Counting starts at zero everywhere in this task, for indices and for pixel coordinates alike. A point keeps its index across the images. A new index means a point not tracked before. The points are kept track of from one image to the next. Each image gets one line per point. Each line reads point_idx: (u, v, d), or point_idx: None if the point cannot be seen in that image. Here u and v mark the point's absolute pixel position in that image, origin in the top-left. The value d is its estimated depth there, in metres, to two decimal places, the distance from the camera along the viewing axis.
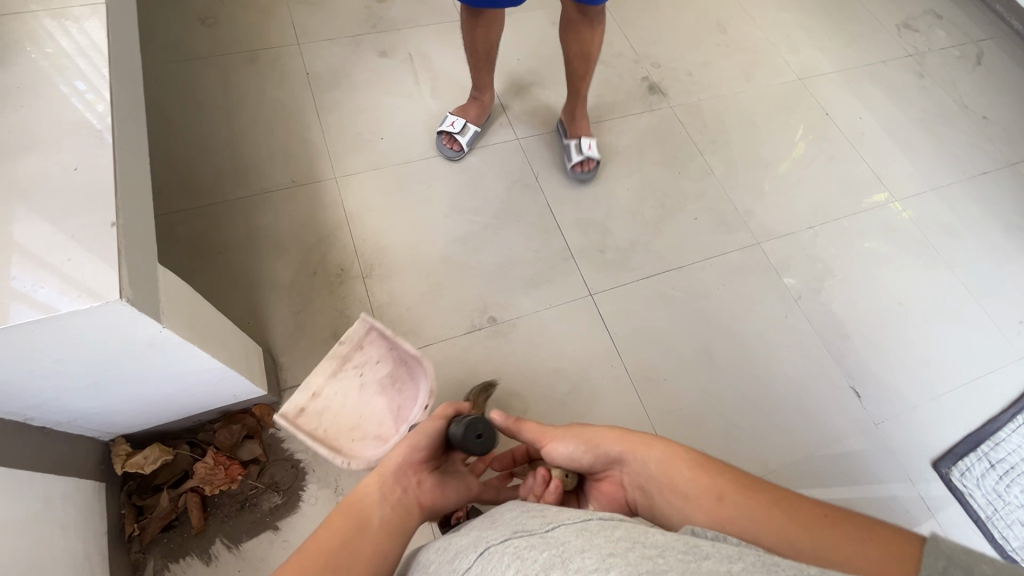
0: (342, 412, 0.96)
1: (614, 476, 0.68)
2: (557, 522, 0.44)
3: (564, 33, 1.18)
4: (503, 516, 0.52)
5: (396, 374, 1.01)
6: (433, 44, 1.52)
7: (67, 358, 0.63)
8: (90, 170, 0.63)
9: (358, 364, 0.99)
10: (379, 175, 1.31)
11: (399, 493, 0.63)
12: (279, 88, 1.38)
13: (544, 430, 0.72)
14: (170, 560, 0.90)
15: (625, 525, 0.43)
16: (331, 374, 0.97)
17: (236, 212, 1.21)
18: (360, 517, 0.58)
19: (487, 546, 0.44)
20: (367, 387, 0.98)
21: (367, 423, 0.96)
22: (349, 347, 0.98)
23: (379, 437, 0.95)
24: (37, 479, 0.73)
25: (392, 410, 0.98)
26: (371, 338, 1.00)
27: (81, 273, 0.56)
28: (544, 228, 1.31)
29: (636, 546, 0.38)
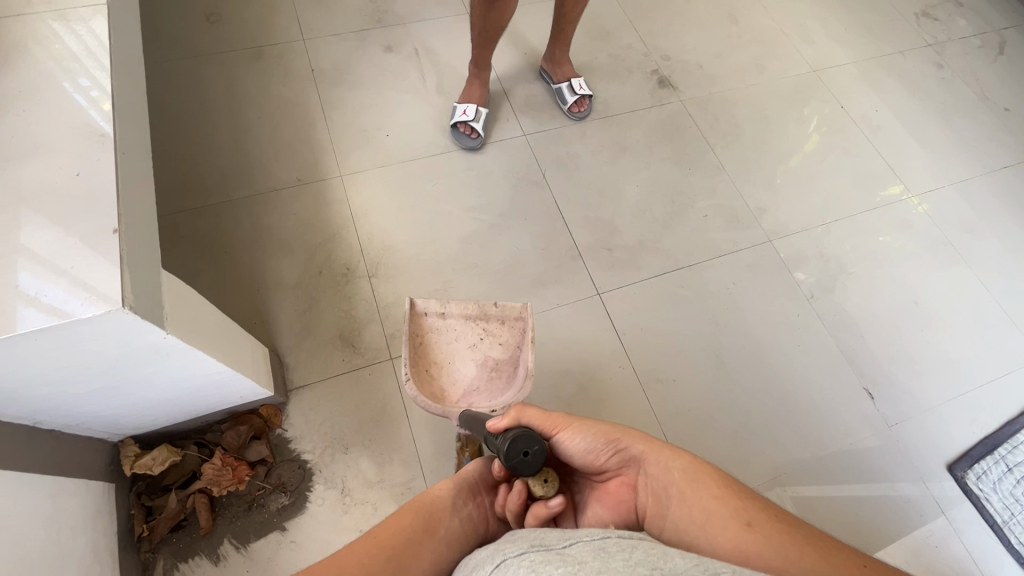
0: (441, 347, 0.92)
1: (627, 477, 0.66)
2: (574, 539, 0.44)
3: None
4: (521, 531, 0.51)
5: (502, 367, 0.92)
6: (439, 38, 1.51)
7: (72, 364, 0.63)
8: (92, 174, 0.62)
9: (488, 330, 0.94)
10: (385, 173, 1.29)
11: (467, 509, 0.63)
12: (284, 84, 1.37)
13: (555, 416, 0.66)
14: (179, 560, 0.90)
15: (642, 548, 0.41)
16: (467, 316, 0.94)
17: (242, 212, 1.20)
18: (432, 517, 0.59)
19: (504, 559, 0.43)
20: (475, 352, 0.93)
21: (449, 374, 0.91)
22: (497, 313, 0.94)
23: (440, 390, 0.89)
24: (47, 480, 0.74)
25: (469, 386, 0.91)
26: (517, 325, 0.94)
27: (86, 279, 0.56)
28: (551, 225, 1.29)
29: (654, 573, 0.37)
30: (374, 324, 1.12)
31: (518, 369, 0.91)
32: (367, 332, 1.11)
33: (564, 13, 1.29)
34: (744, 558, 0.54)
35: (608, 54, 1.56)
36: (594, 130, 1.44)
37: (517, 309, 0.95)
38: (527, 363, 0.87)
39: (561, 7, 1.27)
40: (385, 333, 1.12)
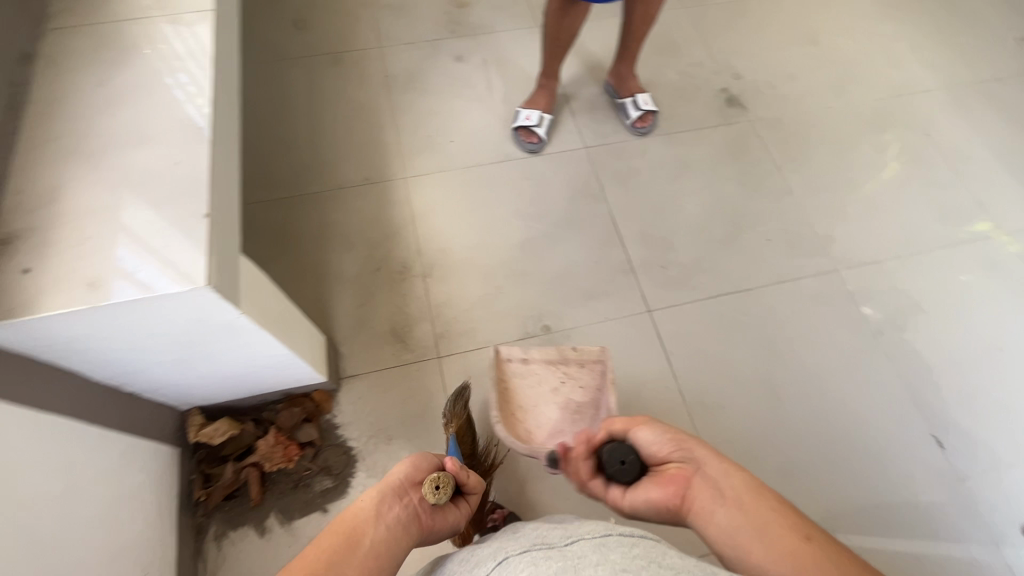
0: (526, 391, 1.05)
1: (685, 470, 0.65)
2: (576, 536, 0.45)
3: None
4: (524, 528, 0.52)
5: (584, 408, 1.03)
6: (508, 51, 1.54)
7: (155, 335, 0.69)
8: (188, 164, 0.69)
9: (567, 374, 1.05)
10: (446, 177, 1.34)
11: (396, 512, 0.59)
12: (359, 88, 1.45)
13: (634, 419, 0.74)
14: (229, 528, 0.96)
15: (644, 543, 0.43)
16: (547, 362, 1.05)
17: (312, 206, 1.28)
18: (353, 532, 0.55)
19: (507, 555, 0.45)
20: (557, 395, 1.04)
21: (536, 416, 1.03)
22: (576, 357, 1.04)
23: (530, 432, 1.02)
24: (125, 439, 0.81)
25: (555, 427, 1.02)
26: (595, 368, 1.04)
27: (175, 259, 0.62)
28: (606, 239, 1.29)
29: (651, 565, 0.39)
30: (424, 322, 1.16)
31: (599, 412, 1.01)
32: (418, 329, 1.15)
33: (631, 29, 1.29)
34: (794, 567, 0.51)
35: (676, 71, 1.55)
36: (655, 146, 1.42)
37: (594, 352, 1.05)
38: (608, 405, 0.98)
39: (630, 24, 1.28)
40: (434, 332, 1.15)
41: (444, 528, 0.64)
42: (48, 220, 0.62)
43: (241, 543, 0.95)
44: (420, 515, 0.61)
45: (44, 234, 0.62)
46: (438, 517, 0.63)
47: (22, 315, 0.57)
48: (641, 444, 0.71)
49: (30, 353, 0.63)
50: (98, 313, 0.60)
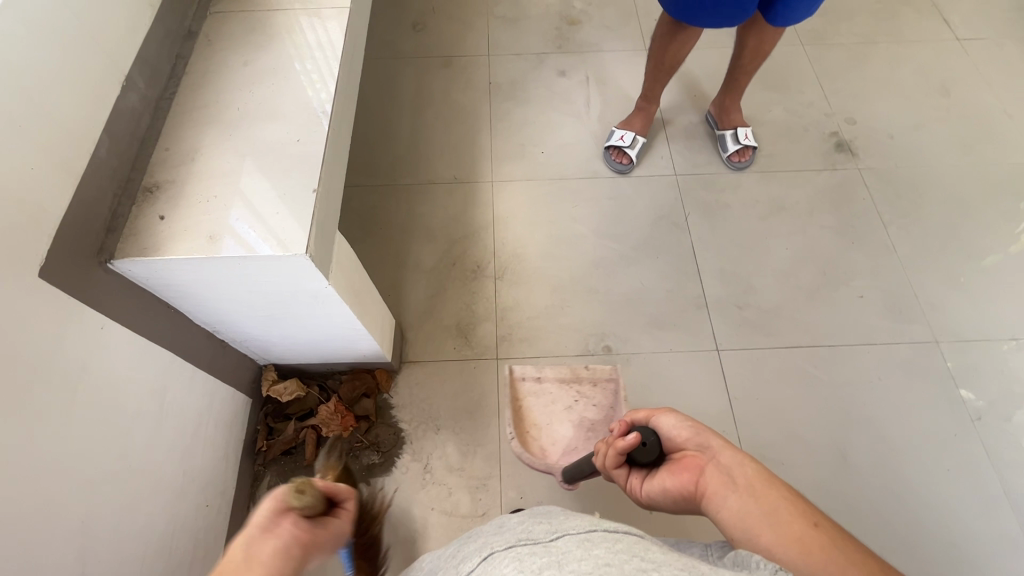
0: (540, 409, 1.10)
1: (699, 457, 0.63)
2: (561, 532, 0.44)
3: (742, 29, 1.19)
4: (512, 522, 0.52)
5: (597, 425, 1.09)
6: (612, 71, 1.56)
7: (252, 292, 0.75)
8: (306, 143, 0.75)
9: (580, 392, 1.12)
10: (531, 186, 1.37)
11: (271, 549, 0.45)
12: (463, 92, 1.52)
13: (656, 408, 0.73)
14: (282, 481, 1.03)
15: (628, 540, 0.42)
16: (560, 380, 1.13)
17: (402, 197, 1.35)
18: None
19: (492, 551, 0.45)
20: (570, 413, 1.10)
21: (551, 433, 1.09)
22: (587, 375, 1.13)
23: (544, 449, 1.07)
24: (212, 381, 0.90)
25: (569, 443, 1.08)
26: (606, 386, 1.12)
27: (281, 227, 0.68)
28: (683, 269, 1.26)
29: (635, 559, 0.39)
30: (488, 322, 1.18)
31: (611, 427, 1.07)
32: (481, 328, 1.18)
33: (741, 62, 1.26)
34: (804, 555, 0.48)
35: (784, 108, 1.49)
36: (750, 183, 1.38)
37: (606, 371, 1.14)
38: None
39: (739, 57, 1.25)
40: (496, 333, 1.17)
41: (336, 544, 0.52)
42: (185, 177, 0.71)
43: None
44: (303, 531, 0.49)
45: (180, 188, 0.70)
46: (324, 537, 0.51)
47: (150, 254, 0.65)
48: (662, 429, 0.69)
49: (149, 289, 0.72)
50: (210, 265, 0.67)
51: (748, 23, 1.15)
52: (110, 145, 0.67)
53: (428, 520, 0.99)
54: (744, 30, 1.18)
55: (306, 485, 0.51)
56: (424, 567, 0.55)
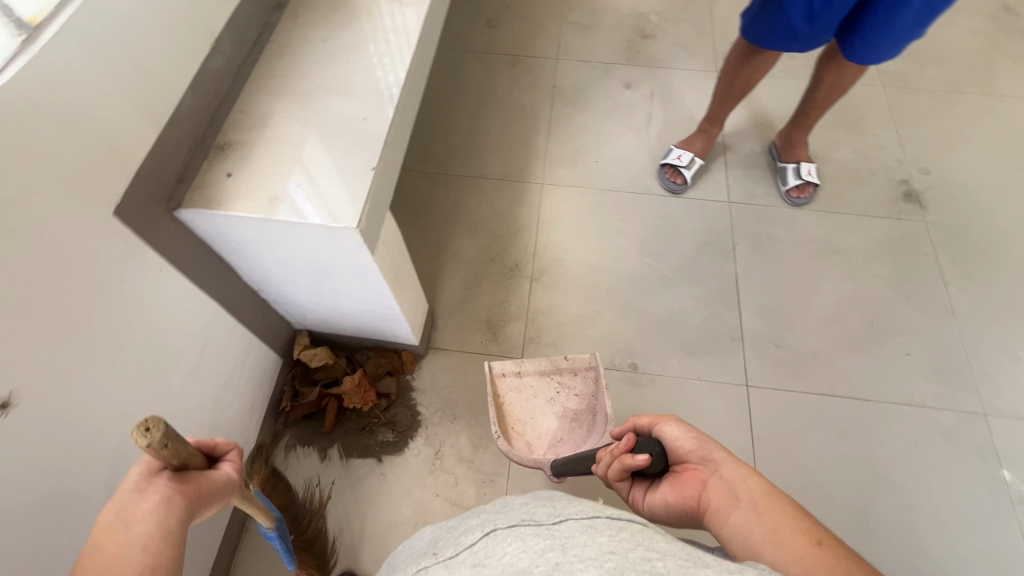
0: (522, 402, 1.05)
1: (700, 472, 0.61)
2: (565, 515, 0.44)
3: (821, 62, 1.15)
4: (515, 501, 0.52)
5: (580, 414, 1.05)
6: (678, 89, 1.54)
7: (300, 257, 0.78)
8: (371, 122, 0.78)
9: (562, 383, 1.06)
10: (580, 193, 1.36)
11: (145, 511, 0.46)
12: (526, 92, 1.53)
13: (660, 417, 0.71)
14: (299, 443, 1.06)
15: (632, 528, 0.42)
16: (541, 372, 1.06)
17: (452, 187, 1.37)
18: (102, 563, 0.42)
19: (495, 528, 0.45)
20: (553, 405, 1.05)
21: (535, 427, 1.04)
22: (568, 365, 1.06)
23: (529, 444, 1.02)
24: (250, 338, 0.93)
25: (555, 436, 1.04)
26: (587, 375, 1.06)
27: (337, 199, 0.70)
28: (723, 298, 1.23)
29: (638, 547, 0.39)
30: (519, 321, 1.19)
31: (594, 417, 1.03)
32: (511, 326, 1.18)
33: (814, 96, 1.22)
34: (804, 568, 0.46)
35: (853, 149, 1.43)
36: (806, 221, 1.33)
37: (586, 359, 1.07)
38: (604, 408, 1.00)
39: (813, 91, 1.21)
40: (524, 334, 1.18)
41: (226, 480, 0.54)
42: (255, 141, 0.74)
43: (304, 460, 1.04)
44: (184, 480, 0.49)
45: (250, 150, 0.73)
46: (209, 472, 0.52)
47: (213, 208, 0.68)
48: (665, 438, 0.67)
49: (205, 239, 0.75)
50: (266, 225, 0.70)
51: (827, 56, 1.12)
52: (192, 102, 0.70)
53: (432, 505, 1.01)
54: (822, 63, 1.14)
55: (156, 426, 0.43)
56: (424, 540, 0.56)
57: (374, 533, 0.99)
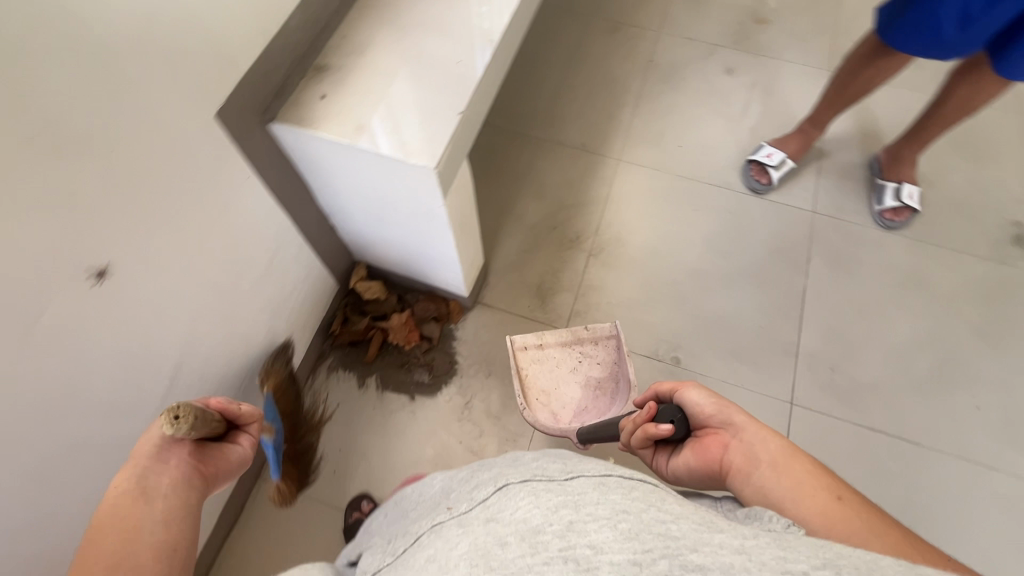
0: (546, 373, 1.06)
1: (722, 435, 0.60)
2: (577, 471, 0.42)
3: (955, 75, 1.04)
4: (526, 455, 0.52)
5: (605, 382, 1.06)
6: (782, 83, 1.44)
7: (375, 189, 0.80)
8: (466, 67, 0.77)
9: (584, 352, 1.07)
10: (656, 176, 1.32)
11: (168, 475, 0.53)
12: (620, 62, 1.47)
13: (682, 382, 0.70)
14: (341, 366, 1.11)
15: (645, 487, 0.40)
16: (562, 343, 1.07)
17: (527, 147, 1.35)
18: (125, 529, 0.47)
19: (506, 482, 0.44)
20: (577, 374, 1.07)
21: (560, 397, 1.06)
22: (589, 335, 1.07)
23: (555, 413, 1.04)
24: (314, 260, 0.97)
25: (581, 404, 1.05)
26: (607, 345, 1.07)
27: (421, 138, 0.71)
28: (785, 311, 1.18)
29: (651, 508, 0.37)
30: (569, 293, 1.18)
31: (619, 386, 1.04)
32: (561, 296, 1.18)
33: (938, 112, 1.11)
34: (826, 524, 0.46)
35: (966, 178, 1.31)
36: (894, 246, 1.24)
37: (606, 329, 1.08)
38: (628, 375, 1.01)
39: (938, 107, 1.10)
40: (573, 306, 1.17)
41: (239, 459, 0.62)
42: (352, 69, 0.75)
43: (343, 383, 1.09)
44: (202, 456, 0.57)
45: (345, 77, 0.74)
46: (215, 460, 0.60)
47: (304, 126, 0.70)
48: (687, 404, 0.66)
49: (291, 155, 0.77)
50: (353, 153, 0.72)
51: (965, 69, 1.01)
52: (301, 20, 0.72)
53: (454, 450, 1.04)
54: (956, 76, 1.03)
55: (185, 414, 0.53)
56: (433, 484, 0.57)
57: (396, 464, 1.03)
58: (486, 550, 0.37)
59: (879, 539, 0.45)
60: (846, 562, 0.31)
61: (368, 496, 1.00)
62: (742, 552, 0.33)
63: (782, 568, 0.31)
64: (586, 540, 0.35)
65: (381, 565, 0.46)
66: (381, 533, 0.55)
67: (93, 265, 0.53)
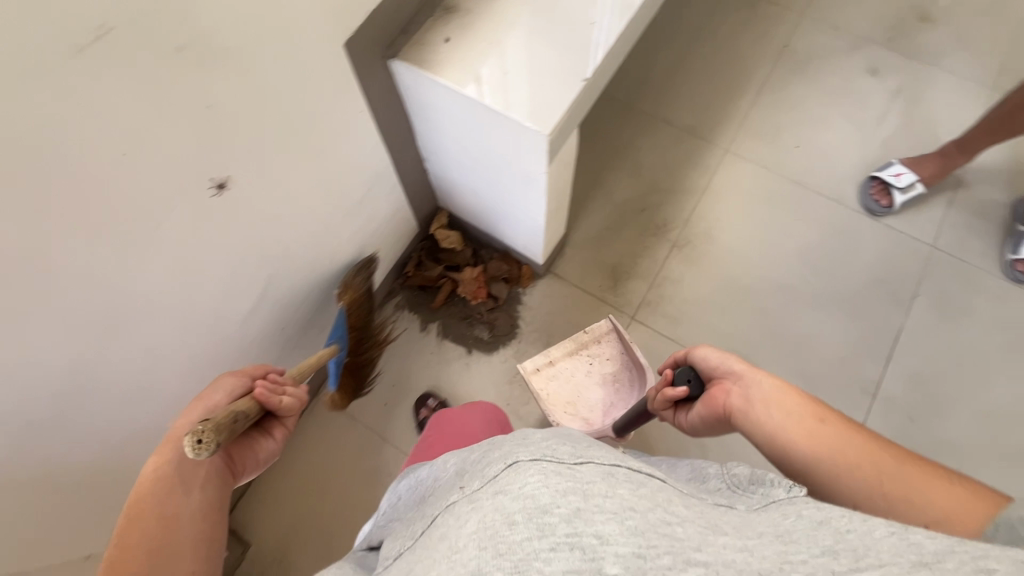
0: (565, 384, 1.02)
1: (724, 384, 0.59)
2: (588, 457, 0.38)
3: None
4: (534, 434, 0.44)
5: (619, 373, 1.03)
6: (933, 96, 1.27)
7: (478, 142, 0.78)
8: (600, 29, 0.71)
9: (592, 354, 1.04)
10: (763, 176, 1.22)
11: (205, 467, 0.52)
12: (750, 42, 1.34)
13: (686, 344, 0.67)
14: (407, 306, 1.13)
15: (650, 484, 0.38)
16: (568, 351, 1.04)
17: (630, 120, 1.27)
18: (163, 520, 0.47)
19: (515, 459, 0.38)
20: (592, 375, 1.03)
21: (586, 402, 1.02)
22: (590, 337, 1.04)
23: (587, 419, 1.01)
24: (402, 202, 0.98)
25: (607, 404, 1.02)
26: (609, 339, 1.05)
27: (540, 100, 0.67)
28: (873, 347, 1.09)
29: (658, 508, 0.35)
30: (644, 281, 1.14)
31: (635, 374, 1.02)
32: (635, 282, 1.14)
33: None
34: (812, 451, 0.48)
35: None
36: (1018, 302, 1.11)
37: (603, 326, 1.05)
38: (640, 360, 0.99)
39: None
40: (645, 295, 1.13)
41: (268, 452, 0.62)
42: (480, 16, 0.72)
43: (406, 323, 1.12)
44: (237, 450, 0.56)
45: (472, 24, 0.72)
46: (244, 455, 0.59)
47: (425, 70, 0.69)
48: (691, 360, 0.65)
49: (403, 91, 0.76)
50: (467, 104, 0.70)
51: None
52: None
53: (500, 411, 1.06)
54: None
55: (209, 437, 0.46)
56: (447, 468, 0.50)
57: None
58: (494, 531, 0.32)
59: (854, 454, 0.47)
60: (843, 548, 0.31)
61: (435, 395, 1.06)
62: (745, 549, 0.32)
63: (781, 560, 0.31)
64: (593, 531, 0.31)
65: (400, 549, 0.43)
66: (400, 520, 0.50)
67: (216, 177, 0.55)
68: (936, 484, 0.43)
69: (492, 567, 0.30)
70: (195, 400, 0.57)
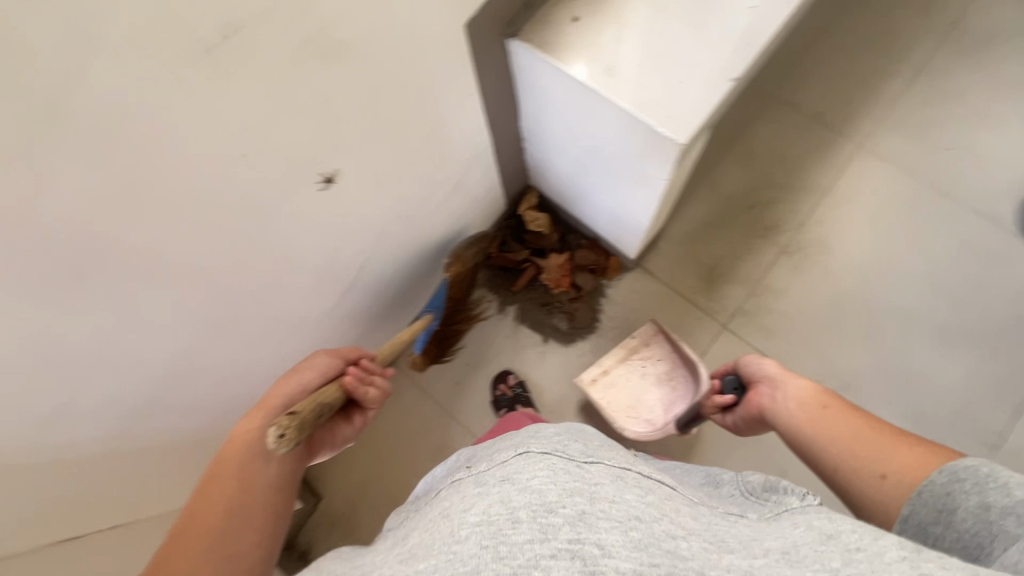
0: (623, 390, 0.99)
1: (760, 387, 0.61)
2: (599, 457, 0.36)
3: None
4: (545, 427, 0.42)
5: (673, 372, 0.98)
6: None
7: (593, 132, 0.70)
8: (757, 18, 0.60)
9: (644, 358, 1.00)
10: (901, 182, 1.06)
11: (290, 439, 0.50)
12: (912, 16, 1.13)
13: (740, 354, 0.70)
14: (487, 285, 1.10)
15: (659, 492, 0.35)
16: (619, 357, 1.01)
17: (751, 101, 1.13)
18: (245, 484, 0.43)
19: (523, 450, 0.36)
20: (648, 378, 0.99)
21: (647, 406, 0.98)
22: (637, 342, 1.01)
23: (651, 422, 0.96)
24: (496, 182, 0.93)
25: (667, 405, 0.97)
26: (656, 339, 1.00)
27: (675, 99, 0.59)
28: (1003, 394, 0.96)
29: (664, 518, 0.31)
30: (742, 287, 1.05)
31: (688, 371, 0.96)
32: (732, 287, 1.05)
33: None
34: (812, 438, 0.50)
35: None
36: None
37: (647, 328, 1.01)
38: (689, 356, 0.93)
39: None
40: (741, 303, 1.04)
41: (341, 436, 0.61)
42: None
43: (486, 302, 1.09)
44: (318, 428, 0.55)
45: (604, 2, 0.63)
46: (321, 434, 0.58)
47: (547, 53, 0.61)
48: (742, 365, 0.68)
49: (518, 67, 0.68)
50: (591, 94, 0.62)
51: None
52: None
53: (570, 405, 1.04)
54: None
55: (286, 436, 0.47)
56: (459, 459, 0.47)
57: None
58: (498, 528, 0.29)
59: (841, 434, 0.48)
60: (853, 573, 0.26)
61: (514, 372, 1.06)
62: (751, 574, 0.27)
63: None
64: (596, 539, 0.28)
65: (401, 521, 0.42)
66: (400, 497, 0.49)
67: (325, 171, 0.53)
68: (906, 450, 0.43)
69: (489, 570, 0.26)
70: (289, 373, 0.57)
